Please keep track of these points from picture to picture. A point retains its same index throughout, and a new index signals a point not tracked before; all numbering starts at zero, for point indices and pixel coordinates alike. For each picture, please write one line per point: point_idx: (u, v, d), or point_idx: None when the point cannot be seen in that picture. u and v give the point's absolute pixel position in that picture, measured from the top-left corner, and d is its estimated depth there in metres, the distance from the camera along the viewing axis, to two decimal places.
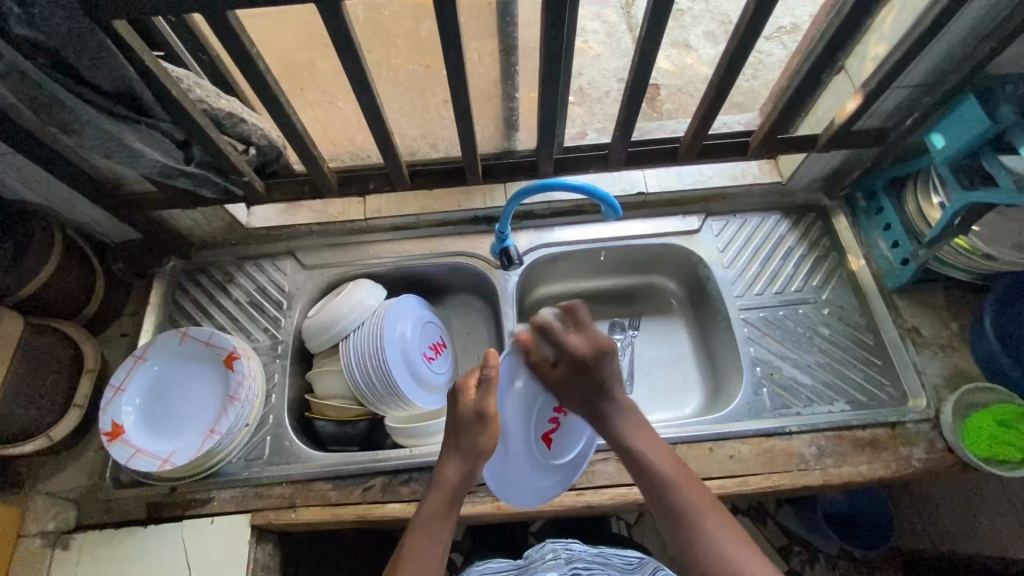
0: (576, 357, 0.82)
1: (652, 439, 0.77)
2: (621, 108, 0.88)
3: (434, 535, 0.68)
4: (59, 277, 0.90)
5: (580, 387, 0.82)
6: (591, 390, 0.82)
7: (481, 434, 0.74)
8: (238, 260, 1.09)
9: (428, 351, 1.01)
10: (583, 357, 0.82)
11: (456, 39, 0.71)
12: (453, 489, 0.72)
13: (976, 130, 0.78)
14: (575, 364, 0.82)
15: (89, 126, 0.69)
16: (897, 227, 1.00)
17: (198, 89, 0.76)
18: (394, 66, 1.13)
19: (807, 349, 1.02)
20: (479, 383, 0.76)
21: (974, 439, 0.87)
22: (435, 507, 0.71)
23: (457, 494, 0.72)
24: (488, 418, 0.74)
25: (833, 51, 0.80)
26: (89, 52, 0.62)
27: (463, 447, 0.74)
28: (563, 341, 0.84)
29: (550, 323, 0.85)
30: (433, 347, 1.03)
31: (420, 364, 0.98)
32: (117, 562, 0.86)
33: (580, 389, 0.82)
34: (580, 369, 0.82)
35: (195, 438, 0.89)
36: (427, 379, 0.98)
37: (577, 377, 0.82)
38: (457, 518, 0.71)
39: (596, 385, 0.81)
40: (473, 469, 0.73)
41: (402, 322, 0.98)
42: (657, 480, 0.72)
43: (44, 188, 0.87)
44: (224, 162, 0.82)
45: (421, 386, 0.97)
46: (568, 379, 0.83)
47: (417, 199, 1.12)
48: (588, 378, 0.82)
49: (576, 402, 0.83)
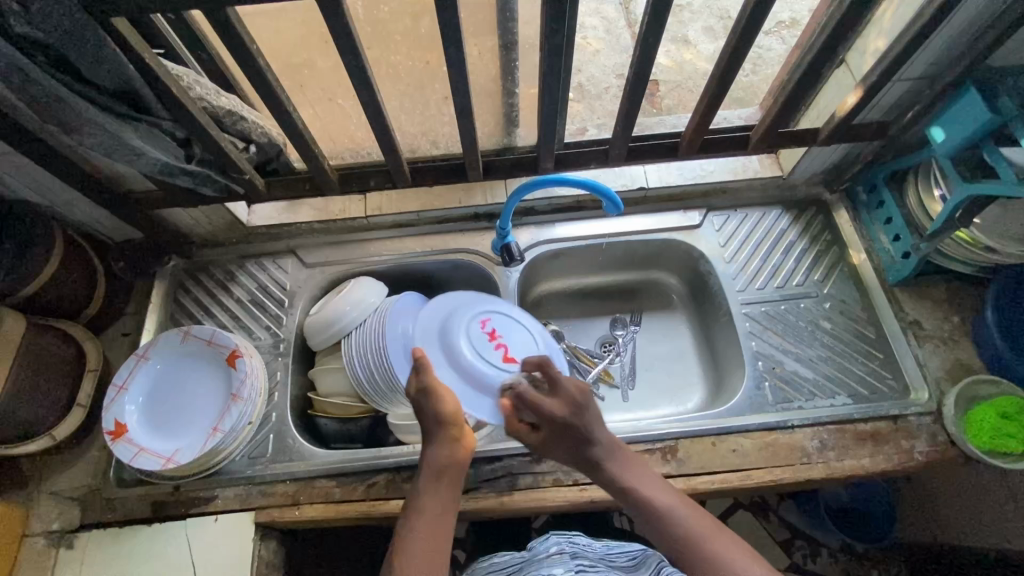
0: (556, 421, 0.76)
1: (639, 470, 0.75)
2: (622, 104, 0.88)
3: (433, 515, 0.68)
4: (62, 276, 0.90)
5: (567, 449, 0.77)
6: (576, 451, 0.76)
7: (438, 405, 0.74)
8: (239, 259, 1.09)
9: (475, 334, 0.94)
10: (564, 424, 0.75)
11: (457, 35, 0.70)
12: (438, 468, 0.72)
13: (977, 122, 0.78)
14: (555, 430, 0.76)
15: (90, 125, 0.69)
16: (898, 220, 0.99)
17: (198, 87, 0.75)
18: (393, 63, 1.11)
19: (809, 343, 1.02)
20: (412, 368, 0.76)
21: (977, 432, 0.87)
22: (425, 485, 0.71)
23: (444, 471, 0.72)
24: (431, 390, 0.74)
25: (835, 44, 0.80)
26: (89, 49, 0.61)
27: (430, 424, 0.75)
28: (539, 405, 0.77)
29: (524, 392, 0.79)
30: (492, 338, 0.95)
31: (462, 338, 0.93)
32: (120, 561, 0.86)
33: (566, 448, 0.77)
34: (567, 434, 0.76)
35: (199, 436, 0.89)
36: (463, 355, 0.91)
37: (562, 442, 0.77)
38: (451, 496, 0.71)
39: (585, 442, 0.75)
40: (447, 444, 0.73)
41: (470, 297, 0.98)
42: (654, 513, 0.70)
43: (43, 187, 0.87)
44: (224, 159, 0.82)
45: (449, 357, 0.91)
46: (552, 443, 0.77)
47: (418, 195, 1.11)
48: (573, 439, 0.76)
49: (563, 458, 0.78)
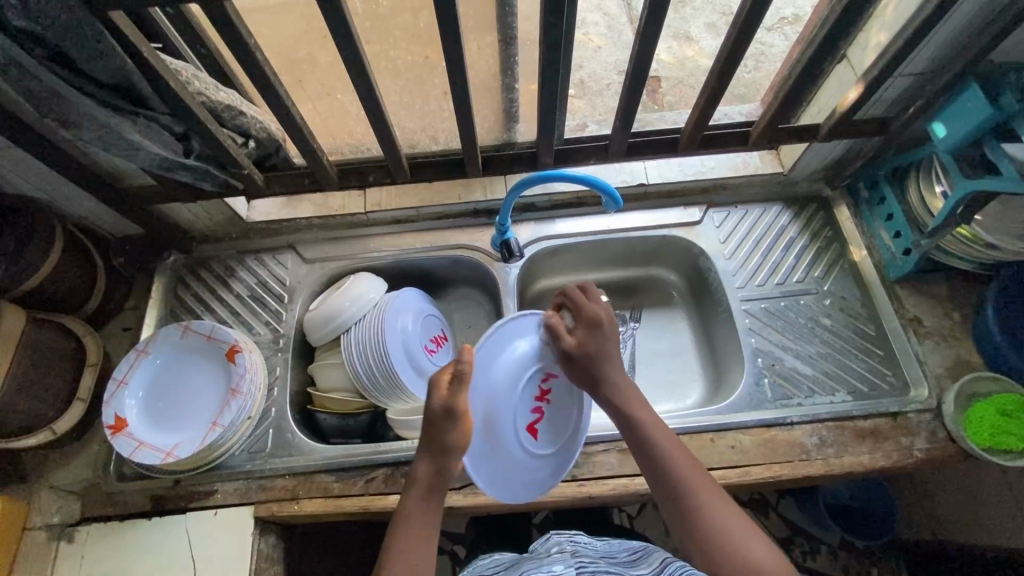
0: (597, 322, 0.77)
1: (680, 454, 0.69)
2: (622, 99, 0.88)
3: (421, 536, 0.64)
4: (62, 271, 0.91)
5: (593, 350, 0.76)
6: (601, 353, 0.76)
7: (450, 432, 0.67)
8: (239, 254, 1.09)
9: (524, 391, 0.78)
10: (602, 321, 0.77)
11: (456, 30, 0.70)
12: (427, 486, 0.67)
13: (979, 118, 0.78)
14: (593, 327, 0.77)
15: (89, 119, 0.69)
16: (899, 217, 0.99)
17: (197, 81, 0.75)
18: (392, 58, 1.13)
19: (809, 339, 1.02)
20: (452, 378, 0.69)
21: (976, 429, 0.87)
22: (413, 502, 0.67)
23: (433, 489, 0.67)
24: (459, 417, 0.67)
25: (835, 38, 0.80)
26: (86, 43, 0.62)
27: (435, 443, 0.68)
28: (586, 307, 0.79)
29: (569, 292, 0.81)
30: (538, 400, 0.79)
31: (502, 397, 0.76)
32: (122, 554, 0.87)
33: (596, 348, 0.76)
34: (597, 334, 0.77)
35: (197, 431, 0.89)
36: (497, 406, 0.76)
37: (595, 339, 0.76)
38: (437, 512, 0.67)
39: (608, 353, 0.76)
40: (445, 465, 0.67)
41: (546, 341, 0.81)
42: (687, 505, 0.65)
43: (42, 181, 0.87)
44: (224, 154, 0.82)
45: (485, 397, 0.75)
46: (584, 341, 0.76)
47: (417, 191, 1.13)
48: (605, 344, 0.76)
49: (583, 368, 0.76)
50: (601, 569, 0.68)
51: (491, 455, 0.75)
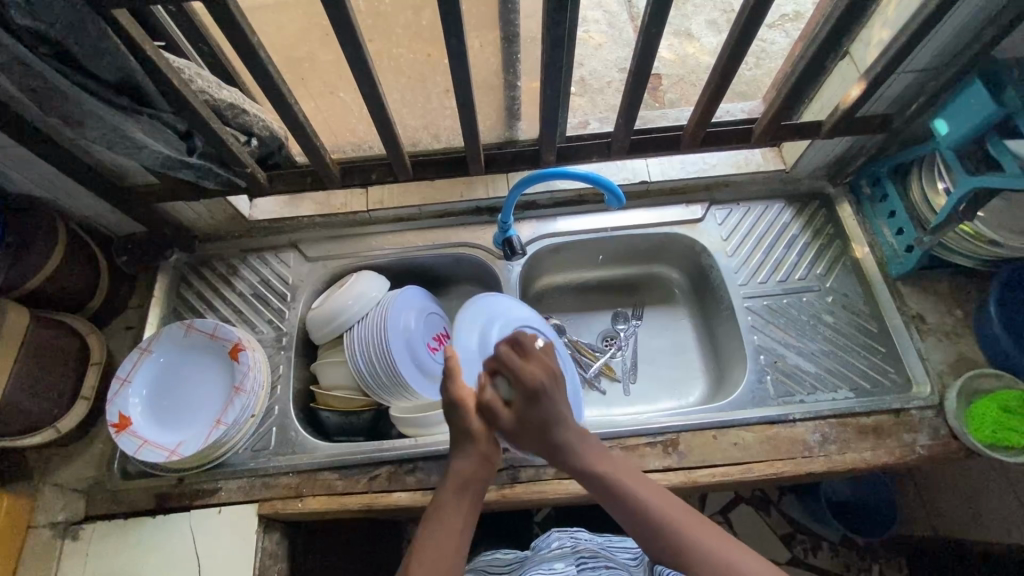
0: (534, 386, 0.71)
1: (665, 498, 0.67)
2: (624, 98, 0.88)
3: (453, 528, 0.66)
4: (66, 269, 0.91)
5: (537, 421, 0.71)
6: (547, 423, 0.71)
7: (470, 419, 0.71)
8: (241, 252, 1.10)
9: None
10: (539, 384, 0.71)
11: (459, 28, 0.70)
12: (461, 481, 0.69)
13: (982, 114, 0.78)
14: (531, 395, 0.71)
15: (92, 118, 0.69)
16: (901, 214, 0.99)
17: (200, 80, 0.75)
18: (396, 55, 1.12)
19: (811, 337, 1.02)
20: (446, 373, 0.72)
21: (979, 426, 0.88)
22: (447, 495, 0.68)
23: (469, 482, 0.69)
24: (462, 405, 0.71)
25: (838, 35, 0.80)
26: (90, 41, 0.62)
27: (460, 436, 0.72)
28: (518, 375, 0.71)
29: (501, 356, 0.74)
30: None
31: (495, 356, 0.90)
32: (126, 552, 0.87)
33: (541, 418, 0.71)
34: (540, 401, 0.71)
35: (201, 429, 0.89)
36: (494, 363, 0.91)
37: (536, 410, 0.71)
38: (469, 506, 0.68)
39: (552, 417, 0.71)
40: (476, 454, 0.70)
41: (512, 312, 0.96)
42: (670, 540, 0.64)
43: (45, 179, 0.87)
44: (226, 152, 0.82)
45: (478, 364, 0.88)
46: (525, 414, 0.71)
47: (420, 189, 1.12)
48: (548, 409, 0.71)
49: (533, 438, 0.72)
50: (600, 565, 0.69)
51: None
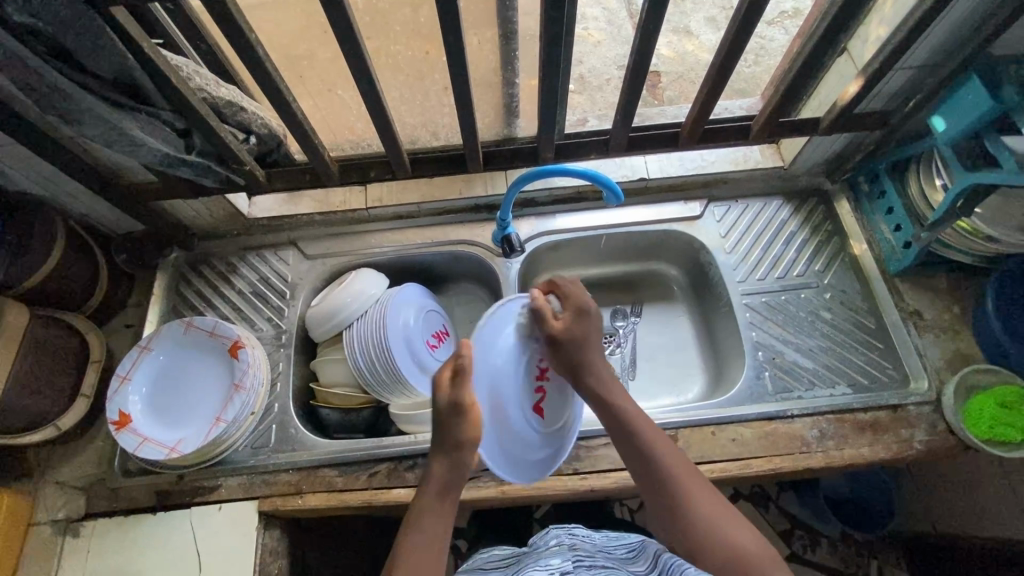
0: (584, 307, 0.84)
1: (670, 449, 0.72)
2: (622, 96, 0.88)
3: (434, 534, 0.66)
4: (65, 268, 0.91)
5: (579, 334, 0.81)
6: (586, 339, 0.81)
7: (460, 426, 0.71)
8: (240, 251, 1.10)
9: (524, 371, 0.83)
10: (586, 307, 0.84)
11: (457, 25, 0.70)
12: (443, 485, 0.70)
13: (979, 111, 0.78)
14: (580, 312, 0.83)
15: (90, 115, 0.69)
16: (899, 210, 0.99)
17: (198, 78, 0.75)
18: (393, 52, 1.13)
19: (809, 333, 1.02)
20: (453, 373, 0.73)
21: (975, 421, 0.88)
22: (428, 500, 0.69)
23: (450, 490, 0.70)
24: (461, 411, 0.71)
25: (835, 31, 0.80)
26: (87, 38, 0.62)
27: (446, 442, 0.72)
28: (571, 296, 0.85)
29: (559, 282, 0.87)
30: (539, 375, 0.84)
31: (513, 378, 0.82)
32: (126, 549, 0.88)
33: (583, 331, 0.81)
34: (587, 318, 0.83)
35: (201, 426, 0.90)
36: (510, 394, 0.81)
37: (582, 325, 0.82)
38: (451, 509, 0.69)
39: (592, 337, 0.82)
40: (459, 463, 0.71)
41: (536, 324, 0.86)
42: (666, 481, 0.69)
43: (44, 177, 0.87)
44: (225, 150, 0.82)
45: (490, 382, 0.79)
46: (572, 325, 0.81)
47: (419, 186, 1.12)
48: (592, 327, 0.82)
49: (571, 351, 0.80)
50: (598, 563, 0.68)
51: (504, 442, 0.80)
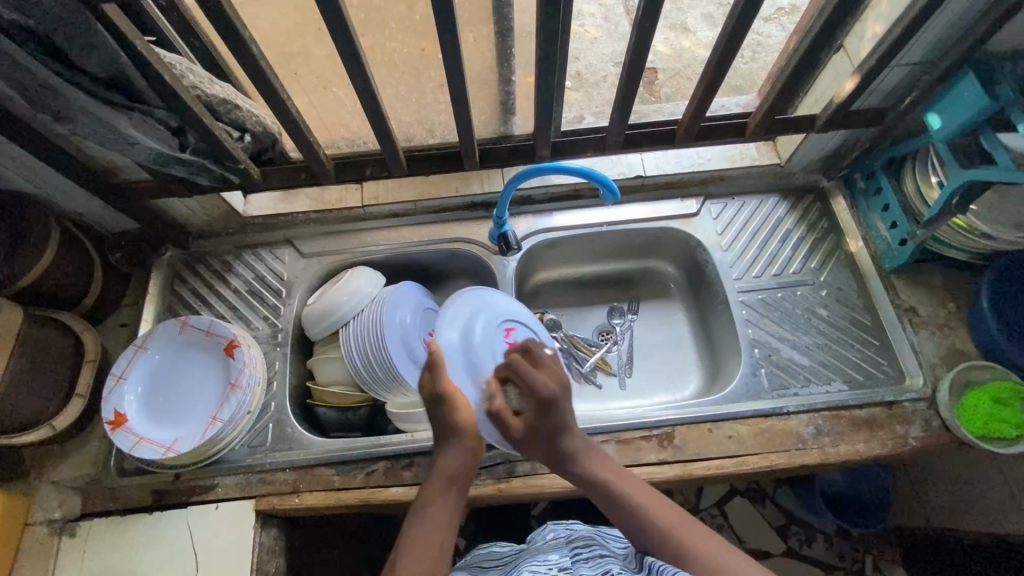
0: (544, 396, 0.73)
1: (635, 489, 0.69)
2: (619, 92, 0.88)
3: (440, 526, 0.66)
4: (60, 267, 0.90)
5: (546, 427, 0.73)
6: (557, 430, 0.73)
7: (454, 414, 0.72)
8: (236, 249, 1.09)
9: (499, 347, 0.89)
10: (550, 394, 0.73)
11: (453, 21, 0.70)
12: (448, 476, 0.70)
13: (977, 107, 0.78)
14: (540, 405, 0.73)
15: (82, 114, 0.69)
16: (895, 207, 0.99)
17: (191, 76, 0.75)
18: (389, 50, 1.09)
19: (805, 330, 1.02)
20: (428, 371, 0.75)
21: (970, 418, 0.88)
22: (431, 492, 0.69)
23: (455, 479, 0.70)
24: (449, 401, 0.72)
25: (831, 29, 0.80)
26: (79, 37, 0.61)
27: (444, 430, 0.73)
28: (527, 382, 0.75)
29: (513, 364, 0.77)
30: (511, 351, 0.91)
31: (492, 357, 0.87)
32: (123, 549, 0.87)
33: (550, 423, 0.73)
34: (550, 410, 0.73)
35: (198, 425, 0.90)
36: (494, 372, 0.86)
37: (545, 418, 0.73)
38: (456, 498, 0.69)
39: (563, 427, 0.73)
40: (458, 448, 0.71)
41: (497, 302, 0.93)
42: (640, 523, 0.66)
43: (36, 176, 0.86)
44: (219, 148, 0.81)
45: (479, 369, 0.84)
46: (534, 423, 0.73)
47: (414, 184, 1.12)
48: (557, 416, 0.73)
49: (540, 446, 0.74)
50: (597, 556, 0.69)
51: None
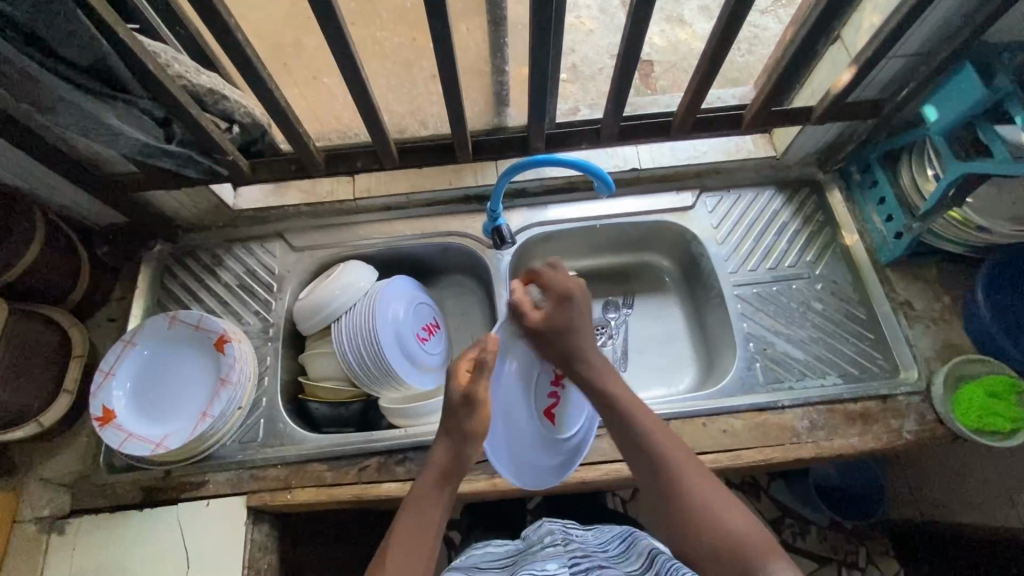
0: (566, 291, 0.82)
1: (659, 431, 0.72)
2: (614, 83, 0.87)
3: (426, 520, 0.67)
4: (45, 261, 0.89)
5: (564, 321, 0.79)
6: (572, 327, 0.79)
7: (472, 419, 0.71)
8: (226, 243, 1.08)
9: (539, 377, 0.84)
10: (569, 292, 0.82)
11: (444, 10, 0.68)
12: (443, 472, 0.70)
13: (974, 98, 0.77)
14: (561, 299, 0.81)
15: (63, 104, 0.67)
16: (890, 201, 0.99)
17: (176, 65, 0.72)
18: (380, 40, 1.11)
19: (800, 324, 1.02)
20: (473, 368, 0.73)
21: (965, 411, 0.89)
22: (428, 486, 0.70)
23: (448, 479, 0.70)
24: (476, 403, 0.71)
25: (828, 19, 0.79)
26: (59, 23, 0.59)
27: (455, 432, 0.72)
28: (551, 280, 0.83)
29: (539, 269, 0.85)
30: (555, 385, 0.85)
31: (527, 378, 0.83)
32: (113, 546, 0.86)
33: (566, 318, 0.80)
34: (569, 304, 0.81)
35: (188, 421, 0.88)
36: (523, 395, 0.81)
37: (564, 313, 0.80)
38: (449, 496, 0.70)
39: (578, 324, 0.80)
40: (462, 452, 0.71)
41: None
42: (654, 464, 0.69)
43: (20, 170, 0.84)
44: (206, 140, 0.80)
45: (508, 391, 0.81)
46: (553, 314, 0.80)
47: (407, 178, 1.12)
48: (575, 313, 0.80)
49: (557, 341, 0.79)
50: (593, 566, 0.67)
51: (519, 448, 0.81)
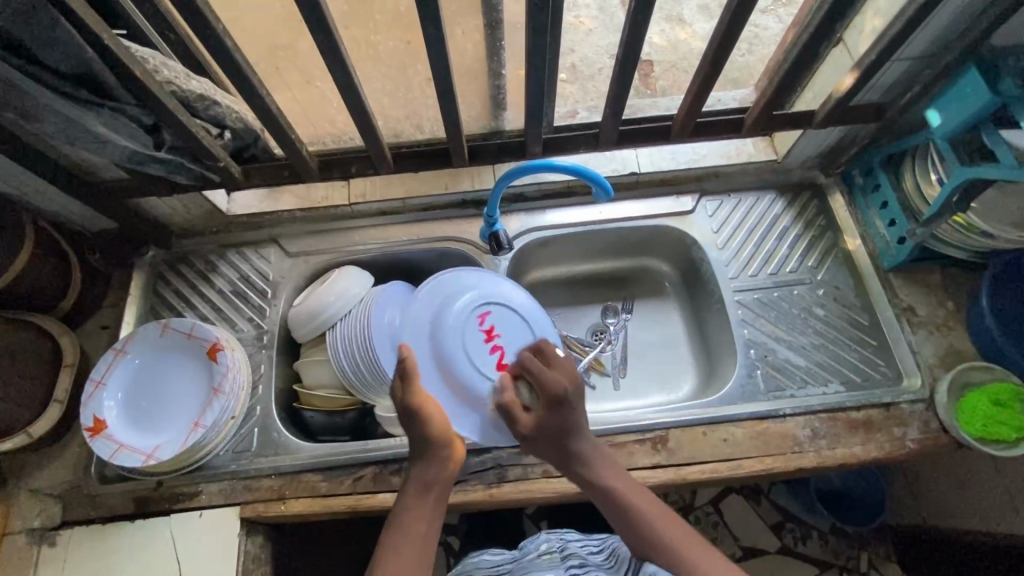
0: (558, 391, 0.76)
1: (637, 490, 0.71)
2: (612, 88, 0.85)
3: (418, 533, 0.66)
4: (36, 268, 0.87)
5: (557, 424, 0.75)
6: (566, 431, 0.75)
7: (427, 426, 0.72)
8: (220, 248, 1.07)
9: (468, 335, 0.90)
10: (562, 390, 0.76)
11: (437, 14, 0.67)
12: (420, 483, 0.70)
13: (978, 103, 0.76)
14: (553, 401, 0.76)
15: (50, 111, 0.67)
16: (894, 205, 0.97)
17: (165, 70, 0.71)
18: (374, 43, 1.10)
19: (801, 330, 1.01)
20: (400, 380, 0.74)
21: (969, 420, 0.87)
22: (411, 498, 0.69)
23: (431, 486, 0.70)
24: (419, 410, 0.72)
25: (831, 21, 0.77)
26: (42, 31, 0.58)
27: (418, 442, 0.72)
28: (541, 378, 0.78)
29: (525, 361, 0.82)
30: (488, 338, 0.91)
31: (456, 343, 0.89)
32: (105, 559, 0.85)
33: (559, 422, 0.75)
34: (563, 405, 0.75)
35: (180, 431, 0.87)
36: (455, 360, 0.88)
37: (555, 415, 0.75)
38: (435, 505, 0.69)
39: (572, 425, 0.75)
40: (432, 460, 0.71)
41: (470, 285, 0.93)
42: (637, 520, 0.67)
43: (9, 177, 0.83)
44: (197, 146, 0.78)
45: (438, 361, 0.88)
46: (545, 419, 0.75)
47: (404, 181, 1.09)
48: (567, 414, 0.75)
49: (549, 446, 0.75)
50: None
51: (481, 411, 0.88)
